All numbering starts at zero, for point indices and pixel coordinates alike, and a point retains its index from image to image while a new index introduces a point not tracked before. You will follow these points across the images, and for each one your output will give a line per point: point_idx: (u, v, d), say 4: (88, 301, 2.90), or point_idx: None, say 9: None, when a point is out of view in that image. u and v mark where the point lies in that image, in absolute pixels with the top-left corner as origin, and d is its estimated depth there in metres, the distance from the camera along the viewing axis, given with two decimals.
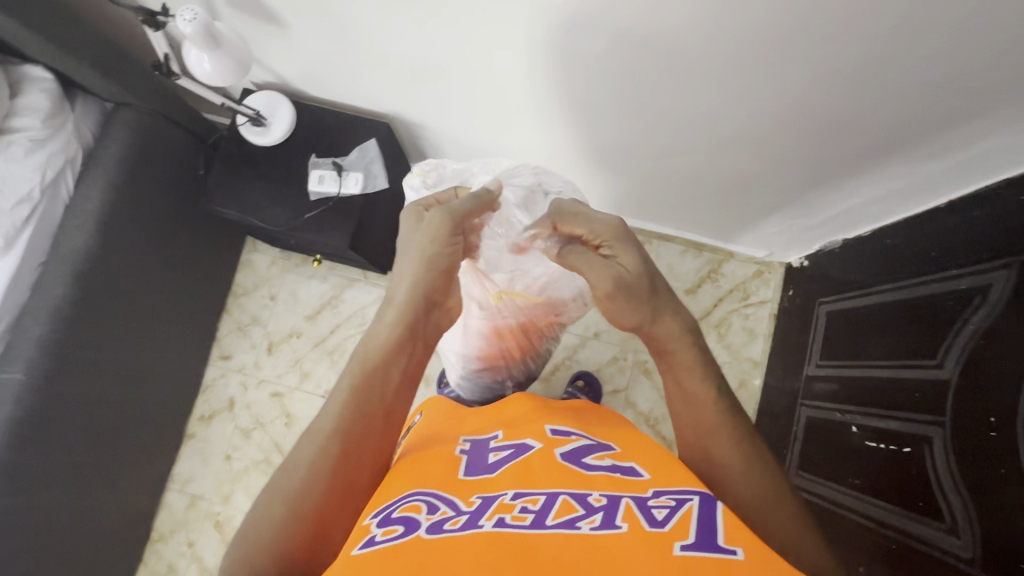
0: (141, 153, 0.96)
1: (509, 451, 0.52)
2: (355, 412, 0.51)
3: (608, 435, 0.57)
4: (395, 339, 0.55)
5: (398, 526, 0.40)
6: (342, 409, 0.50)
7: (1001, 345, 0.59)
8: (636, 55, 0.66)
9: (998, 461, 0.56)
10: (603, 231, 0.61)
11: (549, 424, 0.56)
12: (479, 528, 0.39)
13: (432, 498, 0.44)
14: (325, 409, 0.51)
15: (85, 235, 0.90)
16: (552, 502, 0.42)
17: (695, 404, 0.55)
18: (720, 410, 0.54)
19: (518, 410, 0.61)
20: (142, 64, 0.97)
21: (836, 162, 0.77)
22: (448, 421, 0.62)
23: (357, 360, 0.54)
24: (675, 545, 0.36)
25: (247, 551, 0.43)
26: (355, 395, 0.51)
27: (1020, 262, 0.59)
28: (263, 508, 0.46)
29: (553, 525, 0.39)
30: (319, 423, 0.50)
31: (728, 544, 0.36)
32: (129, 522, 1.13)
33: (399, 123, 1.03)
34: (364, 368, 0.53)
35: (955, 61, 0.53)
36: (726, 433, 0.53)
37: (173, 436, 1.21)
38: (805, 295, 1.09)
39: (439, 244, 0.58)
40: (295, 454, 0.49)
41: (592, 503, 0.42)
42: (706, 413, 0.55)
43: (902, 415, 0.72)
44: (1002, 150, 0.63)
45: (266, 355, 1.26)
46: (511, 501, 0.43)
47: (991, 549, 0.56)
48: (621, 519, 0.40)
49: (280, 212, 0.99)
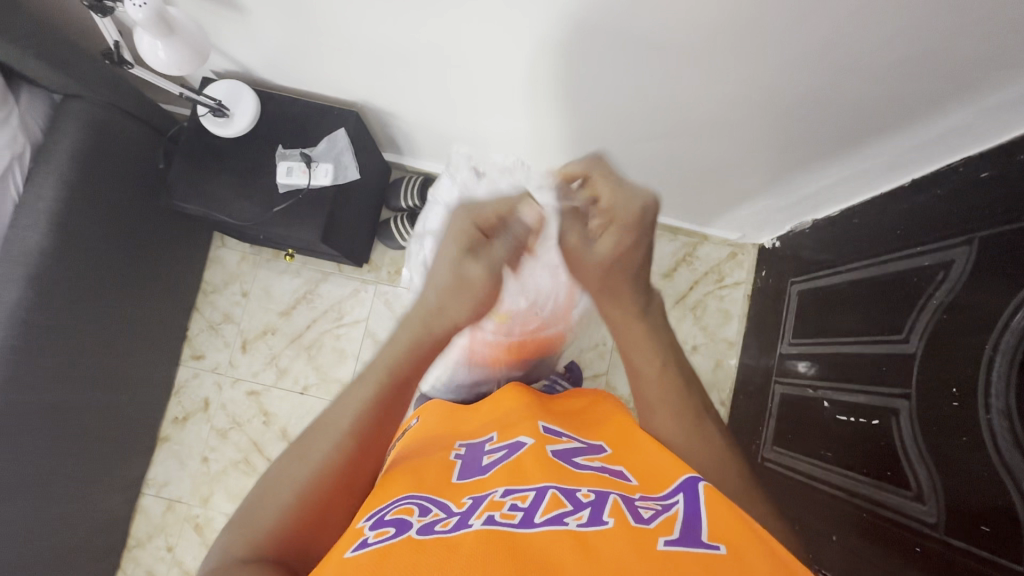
0: (96, 147, 0.92)
1: (502, 452, 0.51)
2: (372, 414, 0.51)
3: (599, 431, 0.57)
4: (417, 356, 0.54)
5: (389, 527, 0.40)
6: (359, 414, 0.50)
7: (961, 318, 0.61)
8: (607, 40, 0.65)
9: (960, 431, 0.58)
10: (625, 203, 0.54)
11: (543, 423, 0.56)
12: (470, 527, 0.39)
13: (424, 501, 0.44)
14: (338, 409, 0.51)
15: (38, 236, 0.86)
16: (541, 499, 0.42)
17: (641, 380, 0.58)
18: (663, 380, 0.57)
19: (510, 408, 0.61)
20: (92, 52, 0.92)
21: (806, 144, 0.79)
22: (441, 422, 0.62)
23: (381, 367, 0.52)
24: (660, 540, 0.37)
25: (251, 536, 0.44)
26: (373, 402, 0.51)
27: (979, 238, 0.61)
28: (269, 494, 0.46)
29: (541, 522, 0.40)
30: (332, 418, 0.50)
31: (711, 540, 0.37)
32: (104, 529, 1.10)
33: (369, 111, 1.00)
34: (387, 375, 0.52)
35: (916, 42, 0.54)
36: (667, 406, 0.56)
37: (146, 440, 1.18)
38: (778, 275, 1.11)
39: (453, 293, 0.53)
40: (304, 449, 0.49)
41: (580, 500, 0.42)
42: (650, 388, 0.57)
43: (870, 389, 0.75)
44: (962, 130, 0.64)
45: (240, 353, 1.23)
46: (502, 498, 0.43)
47: (955, 513, 0.59)
48: (608, 515, 0.40)
49: (248, 206, 0.96)
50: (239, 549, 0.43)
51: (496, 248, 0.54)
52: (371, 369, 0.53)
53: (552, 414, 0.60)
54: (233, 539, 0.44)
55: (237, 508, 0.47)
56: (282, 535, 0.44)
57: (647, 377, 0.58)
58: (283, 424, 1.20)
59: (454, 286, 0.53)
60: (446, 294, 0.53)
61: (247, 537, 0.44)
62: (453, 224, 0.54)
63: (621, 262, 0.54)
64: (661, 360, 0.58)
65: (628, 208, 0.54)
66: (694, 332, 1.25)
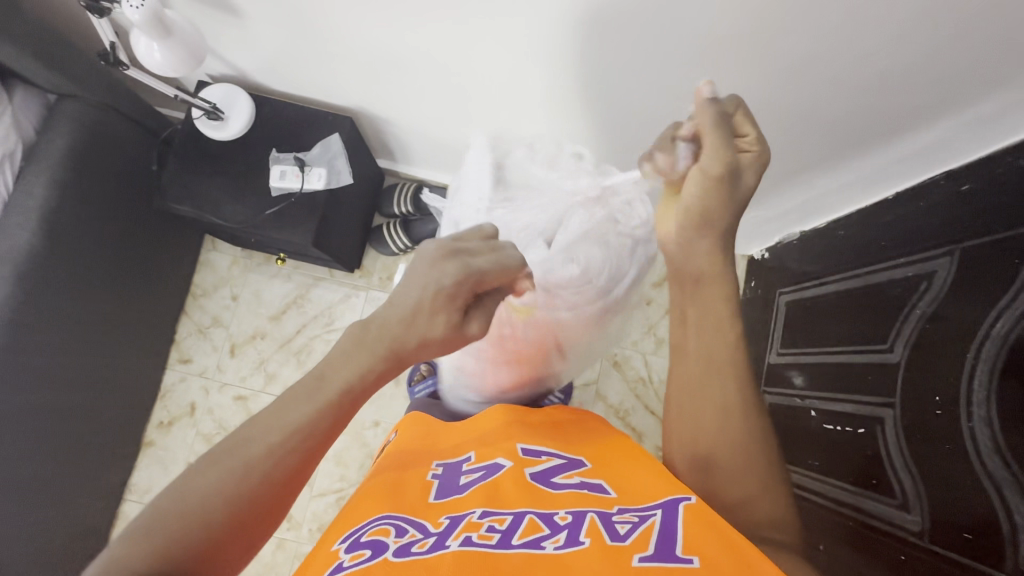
0: (88, 147, 0.92)
1: (480, 472, 0.51)
2: (322, 433, 0.46)
3: (583, 446, 0.57)
4: (378, 375, 0.48)
5: (366, 549, 0.40)
6: (307, 430, 0.45)
7: (943, 328, 0.62)
8: (597, 49, 0.67)
9: (943, 439, 0.59)
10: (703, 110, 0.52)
11: (521, 443, 0.55)
12: (447, 548, 0.39)
13: (401, 522, 0.44)
14: (280, 413, 0.45)
15: (28, 235, 0.86)
16: (519, 522, 0.42)
17: (712, 335, 0.55)
18: (730, 345, 0.55)
19: (493, 425, 0.60)
20: (88, 54, 0.92)
21: (794, 157, 0.80)
22: (423, 438, 0.61)
23: (340, 382, 0.47)
24: (634, 557, 0.37)
25: (163, 545, 0.39)
26: (327, 419, 0.46)
27: (960, 249, 0.62)
28: (191, 490, 0.42)
29: (519, 545, 0.40)
30: (274, 425, 0.45)
31: (684, 553, 0.37)
32: (84, 536, 1.08)
33: (364, 117, 1.01)
34: (345, 396, 0.47)
35: (895, 56, 0.56)
36: (727, 375, 0.54)
37: (130, 445, 1.16)
38: (767, 286, 1.12)
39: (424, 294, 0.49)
40: (234, 447, 0.44)
41: (558, 522, 0.42)
42: (720, 349, 0.55)
43: (855, 399, 0.76)
44: (943, 143, 0.66)
45: (228, 357, 1.22)
46: (480, 520, 0.43)
47: (939, 523, 0.59)
48: (585, 535, 0.40)
49: (239, 209, 0.96)
50: (147, 552, 0.39)
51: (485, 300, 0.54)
52: (327, 381, 0.47)
53: (537, 428, 0.60)
54: (137, 548, 0.39)
55: (148, 505, 0.42)
56: (204, 539, 0.41)
57: (710, 339, 0.55)
58: None
59: (434, 340, 0.50)
60: (440, 327, 0.49)
61: (161, 551, 0.39)
62: (441, 260, 0.50)
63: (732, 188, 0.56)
64: (734, 325, 0.55)
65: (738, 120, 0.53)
66: None
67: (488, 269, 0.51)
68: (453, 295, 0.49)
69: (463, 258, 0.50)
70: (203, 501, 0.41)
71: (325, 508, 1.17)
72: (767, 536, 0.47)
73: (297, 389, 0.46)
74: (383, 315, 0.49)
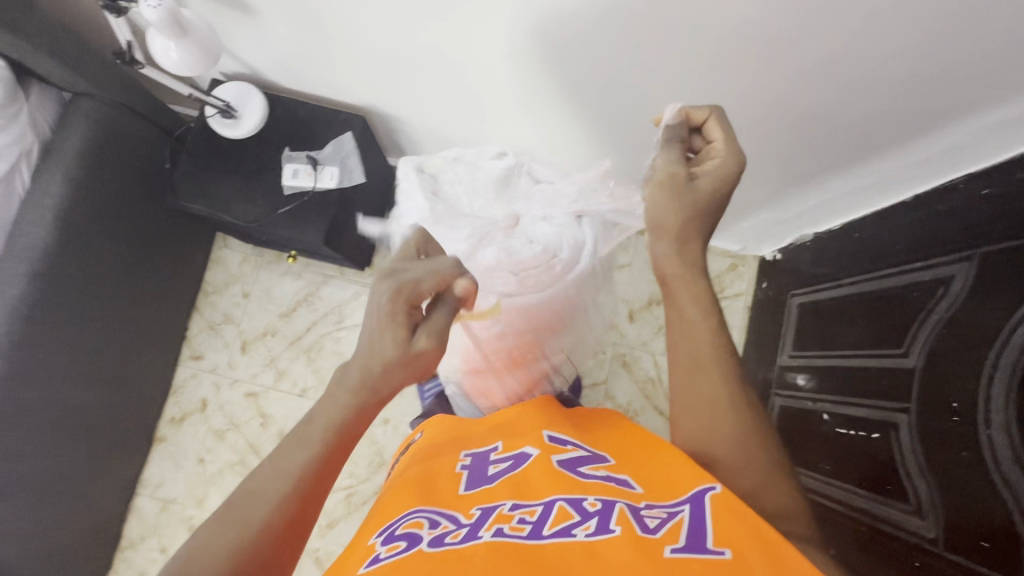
0: (102, 145, 0.92)
1: (508, 463, 0.51)
2: (313, 477, 0.46)
3: (605, 442, 0.57)
4: (359, 415, 0.49)
5: (401, 541, 0.40)
6: (301, 475, 0.46)
7: (962, 334, 0.61)
8: (614, 50, 0.66)
9: (960, 446, 0.59)
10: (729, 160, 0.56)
11: (547, 432, 0.55)
12: (479, 539, 0.39)
13: (434, 514, 0.44)
14: (275, 464, 0.47)
15: (43, 232, 0.86)
16: (549, 512, 0.42)
17: (693, 334, 0.54)
18: (716, 339, 0.54)
19: (513, 421, 0.60)
20: (103, 52, 0.92)
21: (810, 159, 0.80)
22: (447, 432, 0.61)
23: (325, 426, 0.48)
24: (666, 548, 0.37)
25: None
26: (314, 464, 0.47)
27: (979, 255, 0.62)
28: (203, 542, 0.43)
29: (550, 535, 0.39)
30: (269, 475, 0.46)
31: (716, 545, 0.37)
32: (97, 529, 1.09)
33: (375, 115, 1.01)
34: (331, 435, 0.48)
35: (917, 60, 0.55)
36: (716, 367, 0.53)
37: (143, 439, 1.17)
38: (779, 287, 1.12)
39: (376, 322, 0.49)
40: (238, 500, 0.45)
41: (587, 509, 0.42)
42: (702, 344, 0.54)
43: (870, 402, 0.75)
44: (965, 146, 0.65)
45: (240, 354, 1.23)
46: (510, 512, 0.43)
47: (955, 529, 0.59)
48: (615, 523, 0.39)
49: (253, 207, 0.96)
50: None
51: (436, 313, 0.50)
52: (312, 426, 0.48)
53: (559, 421, 0.60)
54: None
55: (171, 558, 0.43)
56: None
57: (697, 335, 0.54)
58: (280, 427, 1.19)
59: (390, 363, 0.48)
60: (393, 351, 0.48)
61: None
62: (382, 291, 0.49)
63: (707, 209, 0.56)
64: (718, 318, 0.55)
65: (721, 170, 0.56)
66: None
67: (423, 279, 0.49)
68: (394, 318, 0.48)
69: (394, 281, 0.49)
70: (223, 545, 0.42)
71: (334, 505, 1.18)
72: (780, 530, 0.45)
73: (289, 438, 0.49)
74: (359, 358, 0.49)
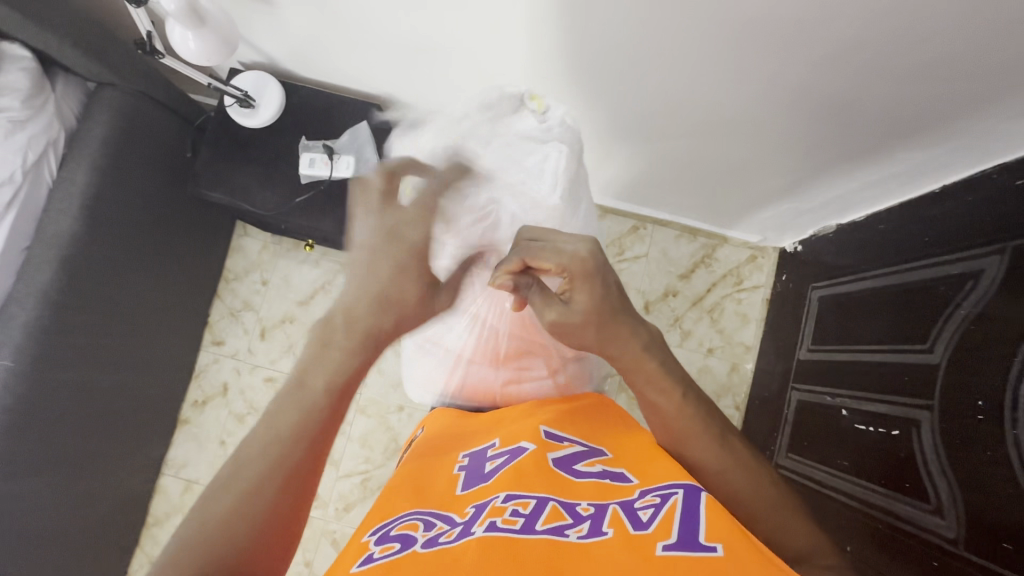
0: (125, 134, 0.94)
1: (504, 457, 0.51)
2: (319, 434, 0.42)
3: (603, 437, 0.57)
4: (365, 365, 0.46)
5: (395, 543, 0.40)
6: (303, 435, 0.41)
7: (991, 329, 0.59)
8: (630, 32, 0.65)
9: (981, 444, 0.57)
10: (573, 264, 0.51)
11: (544, 427, 0.56)
12: (473, 534, 0.39)
13: (429, 517, 0.44)
14: (276, 423, 0.42)
15: (69, 220, 0.89)
16: (542, 508, 0.42)
17: (661, 411, 0.52)
18: (686, 407, 0.52)
19: (512, 419, 0.60)
20: (125, 43, 0.94)
21: (834, 147, 0.77)
22: (453, 428, 0.63)
23: (323, 383, 0.44)
24: (658, 545, 0.37)
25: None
26: (320, 419, 0.42)
27: (1013, 247, 0.59)
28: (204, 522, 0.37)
29: (543, 531, 0.39)
30: (269, 441, 0.41)
31: (708, 541, 0.36)
32: (125, 506, 1.13)
33: (391, 103, 1.01)
34: (336, 392, 0.44)
35: (950, 44, 0.53)
36: (704, 432, 0.51)
37: (166, 421, 1.20)
38: (799, 279, 1.09)
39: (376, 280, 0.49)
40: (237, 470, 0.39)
41: (580, 513, 0.42)
42: (673, 420, 0.52)
43: (891, 399, 0.73)
44: (999, 134, 0.62)
45: (259, 340, 1.25)
46: (503, 503, 0.43)
47: (976, 527, 0.57)
48: (607, 525, 0.40)
49: (271, 196, 0.98)
50: None
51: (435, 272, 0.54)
52: (309, 387, 0.43)
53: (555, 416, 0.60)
54: None
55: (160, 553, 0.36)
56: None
57: (666, 412, 0.52)
58: None
59: (389, 299, 0.48)
60: (392, 276, 0.48)
61: None
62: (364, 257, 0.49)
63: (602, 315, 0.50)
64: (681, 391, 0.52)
65: (581, 264, 0.51)
66: (709, 335, 1.23)
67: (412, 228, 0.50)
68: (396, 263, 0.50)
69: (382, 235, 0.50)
70: (225, 539, 0.37)
71: (352, 488, 1.20)
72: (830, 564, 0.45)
73: (268, 410, 0.42)
74: (346, 302, 0.48)
